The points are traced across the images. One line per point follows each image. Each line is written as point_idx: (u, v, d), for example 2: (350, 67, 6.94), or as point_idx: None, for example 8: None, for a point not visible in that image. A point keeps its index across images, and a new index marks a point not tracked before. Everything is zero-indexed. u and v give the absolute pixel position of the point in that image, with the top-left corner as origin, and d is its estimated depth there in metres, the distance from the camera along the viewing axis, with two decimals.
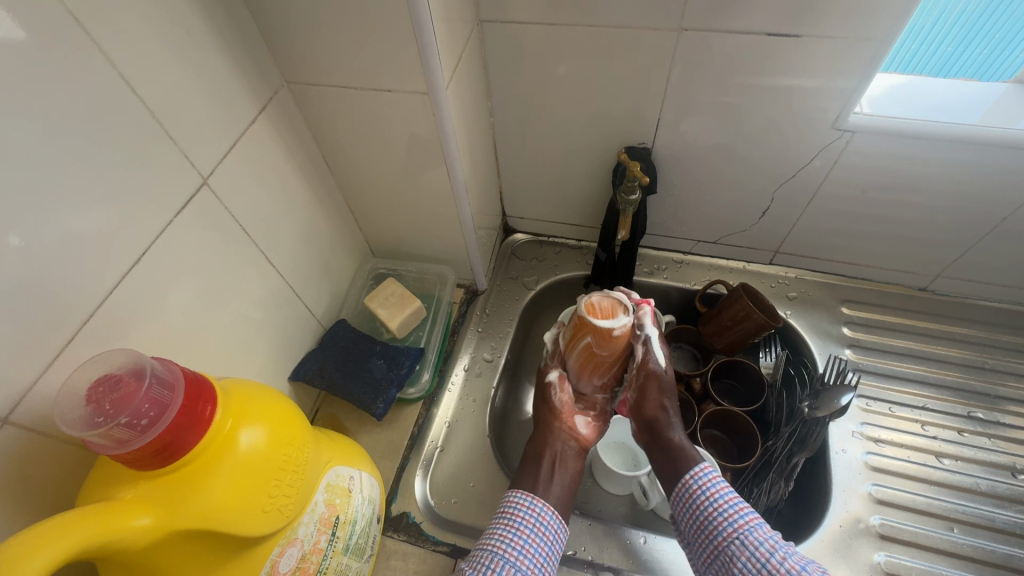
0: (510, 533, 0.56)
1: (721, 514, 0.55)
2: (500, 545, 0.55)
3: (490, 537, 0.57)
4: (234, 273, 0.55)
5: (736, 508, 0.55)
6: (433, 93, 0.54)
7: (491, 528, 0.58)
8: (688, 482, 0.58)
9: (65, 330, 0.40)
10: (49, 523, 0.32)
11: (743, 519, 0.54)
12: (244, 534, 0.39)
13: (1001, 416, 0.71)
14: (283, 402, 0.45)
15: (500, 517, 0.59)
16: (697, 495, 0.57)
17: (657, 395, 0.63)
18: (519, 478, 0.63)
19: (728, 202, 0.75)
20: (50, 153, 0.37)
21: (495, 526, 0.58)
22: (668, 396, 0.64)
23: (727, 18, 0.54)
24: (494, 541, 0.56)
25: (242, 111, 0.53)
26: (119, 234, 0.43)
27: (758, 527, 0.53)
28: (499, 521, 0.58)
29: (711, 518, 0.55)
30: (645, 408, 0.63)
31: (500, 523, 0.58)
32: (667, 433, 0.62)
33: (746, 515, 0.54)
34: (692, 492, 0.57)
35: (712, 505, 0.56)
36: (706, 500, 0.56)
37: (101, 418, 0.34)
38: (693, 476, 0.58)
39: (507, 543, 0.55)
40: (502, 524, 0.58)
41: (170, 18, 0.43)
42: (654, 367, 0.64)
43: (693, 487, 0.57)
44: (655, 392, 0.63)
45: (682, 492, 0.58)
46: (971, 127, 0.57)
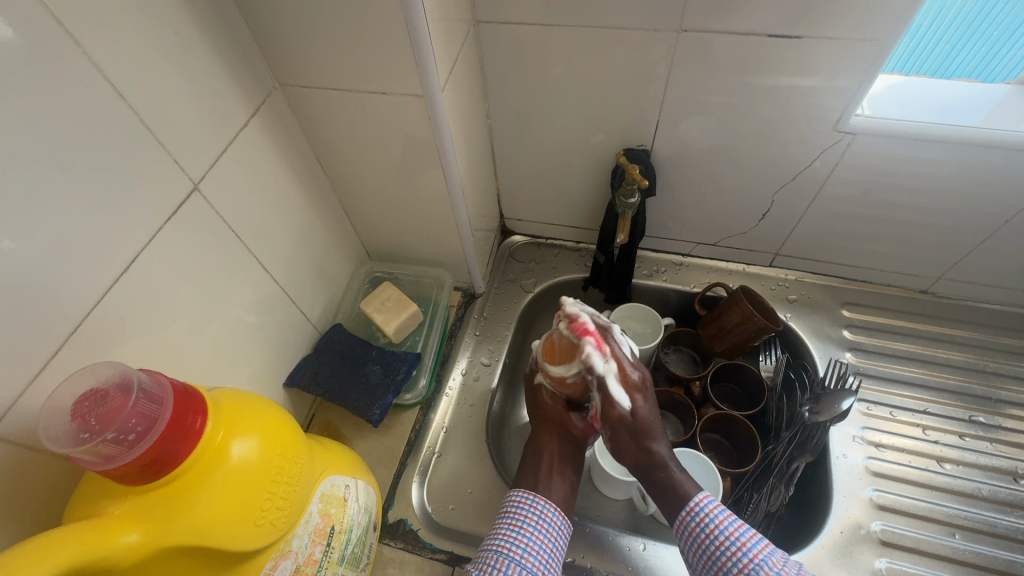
0: (515, 532, 0.56)
1: (725, 552, 0.54)
2: (505, 544, 0.55)
3: (495, 538, 0.56)
4: (227, 279, 0.54)
5: (739, 542, 0.54)
6: (429, 95, 0.53)
7: (495, 528, 0.58)
8: (687, 519, 0.57)
9: (52, 340, 0.39)
10: (37, 541, 0.31)
11: (747, 555, 0.53)
12: (236, 548, 0.38)
13: (1002, 420, 0.71)
14: (276, 411, 0.44)
15: (503, 516, 0.59)
16: (698, 532, 0.56)
17: (636, 437, 0.60)
18: (520, 477, 0.63)
19: (728, 204, 0.74)
20: (36, 159, 0.36)
21: (499, 526, 0.58)
22: (651, 432, 0.61)
23: (728, 18, 0.53)
24: (499, 542, 0.55)
25: (234, 114, 0.52)
26: (109, 242, 0.42)
27: (764, 563, 0.52)
28: (503, 521, 0.58)
29: (716, 557, 0.54)
30: (627, 450, 0.61)
31: (503, 524, 0.58)
32: (659, 470, 0.60)
33: (750, 550, 0.53)
34: (692, 528, 0.56)
35: (714, 543, 0.54)
36: (708, 536, 0.55)
37: (87, 435, 0.34)
38: (692, 511, 0.57)
39: (511, 543, 0.55)
40: (505, 525, 0.57)
41: (159, 19, 0.42)
42: (618, 418, 0.60)
43: (692, 523, 0.56)
44: (635, 434, 0.61)
45: (683, 527, 0.57)
46: (975, 129, 0.57)
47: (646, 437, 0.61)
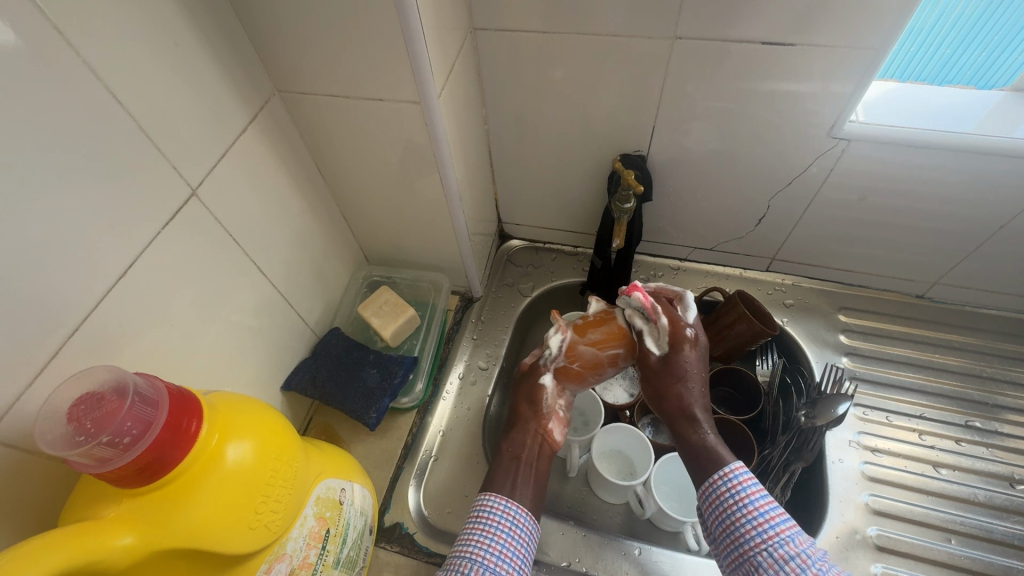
0: (476, 541, 0.55)
1: (750, 521, 0.53)
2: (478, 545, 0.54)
3: (465, 546, 0.55)
4: (224, 283, 0.55)
5: (766, 515, 0.53)
6: (426, 102, 0.54)
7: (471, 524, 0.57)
8: (717, 483, 0.56)
9: (49, 344, 0.39)
10: (36, 541, 0.31)
11: (773, 529, 0.52)
12: (229, 550, 0.38)
13: (998, 425, 0.71)
14: (270, 414, 0.45)
15: (472, 523, 0.57)
16: (727, 497, 0.55)
17: (683, 382, 0.62)
18: (493, 480, 0.60)
19: (724, 209, 0.74)
20: (36, 164, 0.37)
21: (469, 534, 0.56)
22: (693, 380, 0.62)
23: (721, 25, 0.54)
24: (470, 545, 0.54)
25: (232, 120, 0.52)
26: (107, 247, 0.42)
27: (790, 539, 0.51)
28: (473, 530, 0.56)
29: (739, 525, 0.53)
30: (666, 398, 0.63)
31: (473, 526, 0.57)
32: (695, 431, 0.60)
33: (777, 524, 0.52)
34: (721, 494, 0.55)
35: (741, 511, 0.54)
36: (736, 504, 0.54)
37: (82, 438, 0.34)
38: (723, 477, 0.56)
39: (484, 549, 0.54)
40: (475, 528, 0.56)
41: (158, 27, 0.43)
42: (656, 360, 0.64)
43: (722, 488, 0.56)
44: (676, 377, 0.62)
45: (710, 491, 0.56)
46: (968, 135, 0.57)
47: (688, 380, 0.62)
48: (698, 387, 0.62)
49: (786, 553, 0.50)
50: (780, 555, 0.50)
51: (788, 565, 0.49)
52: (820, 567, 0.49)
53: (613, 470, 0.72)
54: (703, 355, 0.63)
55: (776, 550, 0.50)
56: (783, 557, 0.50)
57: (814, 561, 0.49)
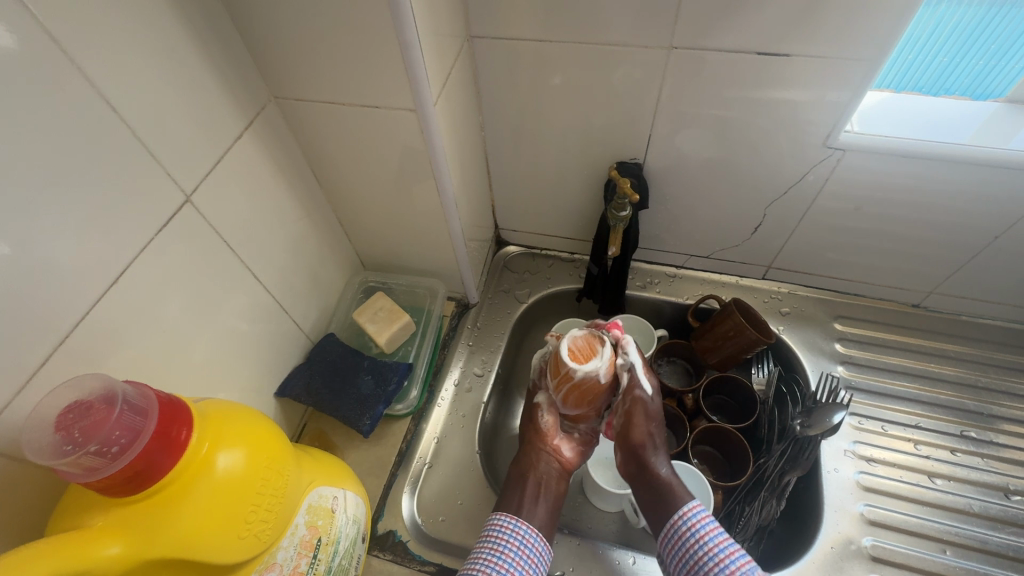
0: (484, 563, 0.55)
1: (712, 558, 0.53)
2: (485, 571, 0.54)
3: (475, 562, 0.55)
4: (219, 288, 0.54)
5: (720, 558, 0.53)
6: (422, 109, 0.54)
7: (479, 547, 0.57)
8: (677, 523, 0.56)
9: (40, 350, 0.39)
10: (22, 552, 0.31)
11: (735, 565, 0.52)
12: (218, 561, 0.38)
13: (994, 435, 0.71)
14: (261, 421, 0.44)
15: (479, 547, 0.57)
16: (688, 537, 0.55)
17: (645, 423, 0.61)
18: (503, 498, 0.61)
19: (721, 217, 0.75)
20: (28, 170, 0.37)
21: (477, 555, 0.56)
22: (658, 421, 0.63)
23: (717, 35, 0.54)
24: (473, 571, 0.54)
25: (228, 125, 0.52)
26: (98, 253, 0.42)
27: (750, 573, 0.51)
28: (482, 549, 0.56)
29: (702, 563, 0.53)
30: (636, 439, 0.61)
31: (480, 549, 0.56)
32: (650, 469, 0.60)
33: (737, 559, 0.52)
34: (681, 532, 0.56)
35: (702, 549, 0.54)
36: (697, 543, 0.54)
37: (70, 447, 0.34)
38: (682, 517, 0.56)
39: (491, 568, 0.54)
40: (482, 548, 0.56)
41: (154, 34, 0.43)
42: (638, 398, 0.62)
43: (682, 528, 0.56)
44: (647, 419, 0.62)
45: (670, 532, 0.56)
46: (963, 145, 0.57)
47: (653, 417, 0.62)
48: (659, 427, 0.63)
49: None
50: None
51: None
52: None
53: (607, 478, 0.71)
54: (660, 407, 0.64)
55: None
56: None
57: None
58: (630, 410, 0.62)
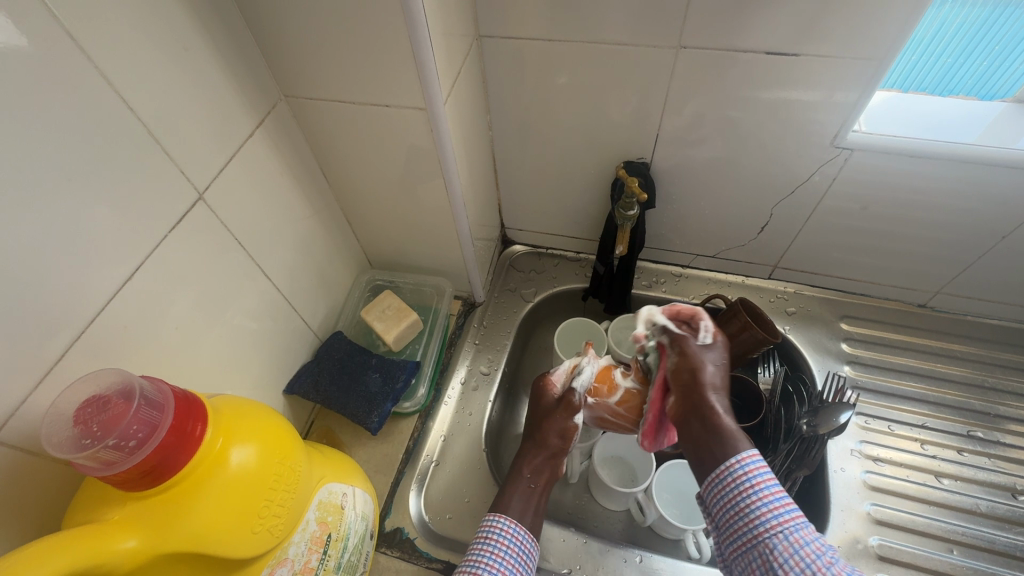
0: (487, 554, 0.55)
1: (763, 505, 0.50)
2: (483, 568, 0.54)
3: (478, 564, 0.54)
4: (230, 285, 0.55)
5: (770, 505, 0.50)
6: (431, 108, 0.54)
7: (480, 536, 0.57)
8: (726, 471, 0.53)
9: (56, 346, 0.39)
10: (39, 544, 0.31)
11: (788, 514, 0.49)
12: (231, 554, 0.38)
13: (1001, 435, 0.71)
14: (274, 418, 0.45)
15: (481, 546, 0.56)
16: (741, 482, 0.52)
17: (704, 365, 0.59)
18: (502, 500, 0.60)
19: (727, 216, 0.75)
20: (44, 167, 0.37)
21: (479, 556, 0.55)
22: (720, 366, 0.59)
23: (725, 35, 0.54)
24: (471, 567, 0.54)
25: (239, 124, 0.53)
26: (112, 251, 0.42)
27: (797, 528, 0.48)
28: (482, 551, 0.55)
29: (746, 513, 0.51)
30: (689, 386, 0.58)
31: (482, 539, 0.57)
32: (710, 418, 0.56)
33: (784, 513, 0.49)
34: (728, 482, 0.53)
35: (747, 499, 0.51)
36: (750, 489, 0.51)
37: (88, 441, 0.34)
38: (740, 461, 0.53)
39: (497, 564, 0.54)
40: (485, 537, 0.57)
41: (168, 33, 0.43)
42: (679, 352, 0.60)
43: (730, 476, 0.53)
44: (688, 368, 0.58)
45: (723, 477, 0.53)
46: (970, 145, 0.57)
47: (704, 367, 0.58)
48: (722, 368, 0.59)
49: (794, 541, 0.48)
50: (786, 544, 0.48)
51: (795, 554, 0.47)
52: (829, 558, 0.46)
53: (615, 477, 0.72)
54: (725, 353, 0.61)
55: (792, 535, 0.48)
56: (798, 542, 0.47)
57: (823, 550, 0.47)
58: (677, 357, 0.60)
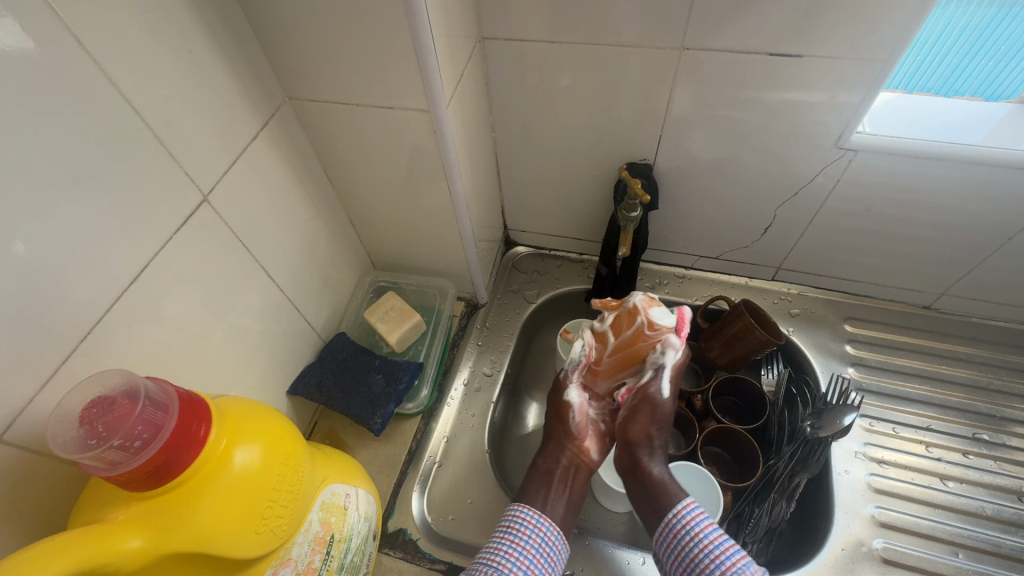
0: (514, 536, 0.56)
1: (706, 554, 0.53)
2: (506, 553, 0.54)
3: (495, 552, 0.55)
4: (233, 287, 0.55)
5: (722, 547, 0.53)
6: (434, 110, 0.54)
7: (506, 518, 0.59)
8: (672, 522, 0.56)
9: (63, 347, 0.40)
10: (44, 545, 0.32)
11: (728, 560, 0.52)
12: (236, 555, 0.39)
13: (1006, 438, 0.70)
14: (278, 419, 0.45)
15: (501, 530, 0.57)
16: (683, 535, 0.55)
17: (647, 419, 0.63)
18: (524, 492, 0.61)
19: (731, 218, 0.75)
20: (51, 170, 0.37)
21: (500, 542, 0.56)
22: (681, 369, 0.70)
23: (729, 36, 0.54)
24: (494, 551, 0.55)
25: (243, 127, 0.53)
26: (118, 253, 0.43)
27: (745, 567, 0.51)
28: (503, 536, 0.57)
29: (698, 560, 0.53)
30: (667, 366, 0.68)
31: (510, 519, 0.58)
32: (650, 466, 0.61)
33: (732, 555, 0.52)
34: (677, 530, 0.56)
35: (696, 546, 0.54)
36: (692, 540, 0.55)
37: (94, 441, 0.34)
38: (677, 514, 0.57)
39: (518, 553, 0.55)
40: (515, 518, 0.58)
41: (173, 37, 0.44)
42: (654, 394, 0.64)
43: (676, 526, 0.56)
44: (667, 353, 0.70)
45: (665, 530, 0.57)
46: (975, 146, 0.57)
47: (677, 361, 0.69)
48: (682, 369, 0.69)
49: None
50: None
51: None
52: None
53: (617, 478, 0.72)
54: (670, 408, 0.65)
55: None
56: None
57: None
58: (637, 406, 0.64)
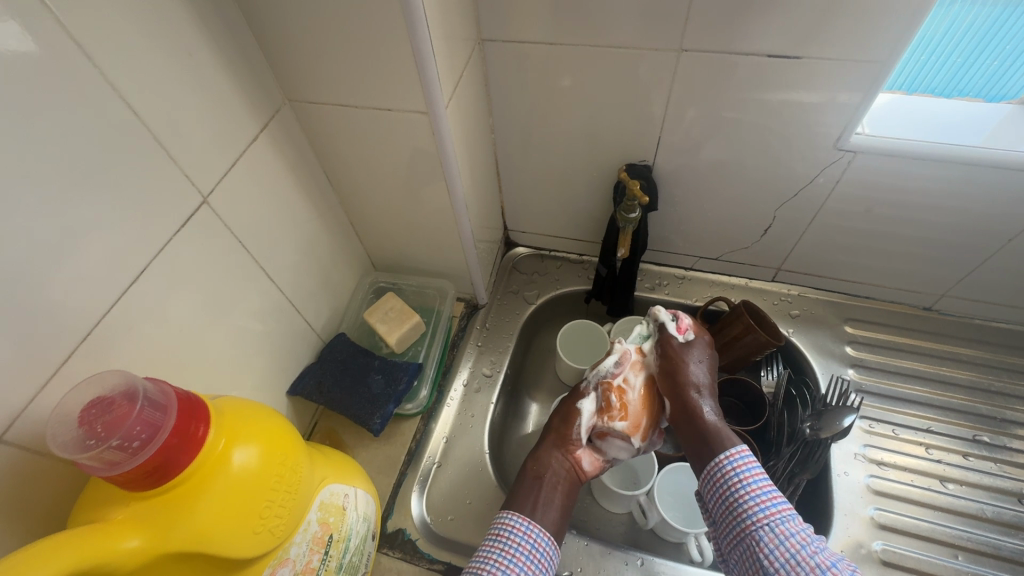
0: (503, 544, 0.54)
1: (751, 498, 0.54)
2: (496, 560, 0.52)
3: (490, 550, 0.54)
4: (233, 288, 0.55)
5: (769, 495, 0.54)
6: (433, 111, 0.54)
7: (497, 526, 0.57)
8: (721, 463, 0.57)
9: (62, 349, 0.40)
10: (43, 545, 0.32)
11: (775, 507, 0.53)
12: (234, 555, 0.39)
13: (1007, 440, 0.70)
14: (276, 419, 0.45)
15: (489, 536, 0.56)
16: (732, 476, 0.56)
17: (678, 362, 0.65)
18: (513, 500, 0.59)
19: (730, 219, 0.74)
20: (52, 173, 0.38)
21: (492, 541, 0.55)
22: (706, 363, 0.65)
23: (728, 37, 0.54)
24: (483, 560, 0.53)
25: (243, 129, 0.53)
26: (118, 255, 0.43)
27: (789, 517, 0.52)
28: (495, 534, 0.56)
29: (741, 502, 0.54)
30: (677, 372, 0.64)
31: (500, 526, 0.56)
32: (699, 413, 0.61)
33: (778, 503, 0.53)
34: (725, 471, 0.56)
35: (742, 488, 0.55)
36: (738, 482, 0.55)
37: (93, 441, 0.35)
38: (728, 457, 0.57)
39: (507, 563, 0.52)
40: (504, 527, 0.56)
41: (174, 40, 0.44)
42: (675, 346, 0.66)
43: (726, 467, 0.57)
44: (689, 357, 0.65)
45: (714, 471, 0.57)
46: (974, 148, 0.57)
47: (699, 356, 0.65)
48: (705, 368, 0.65)
49: (786, 529, 0.51)
50: (781, 530, 0.51)
51: (789, 540, 0.50)
52: (820, 546, 0.49)
53: (614, 479, 0.71)
54: (710, 357, 0.66)
55: (777, 527, 0.51)
56: (783, 534, 0.50)
57: (813, 539, 0.50)
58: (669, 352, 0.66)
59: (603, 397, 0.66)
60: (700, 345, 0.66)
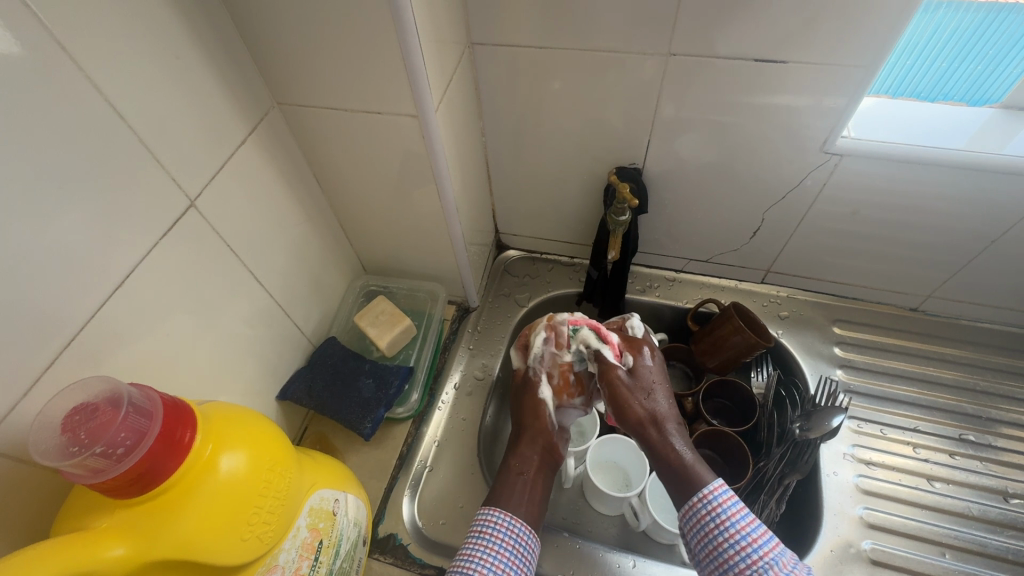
0: (486, 541, 0.52)
1: (732, 545, 0.50)
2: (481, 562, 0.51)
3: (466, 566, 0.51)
4: (221, 291, 0.55)
5: (750, 538, 0.50)
6: (423, 114, 0.54)
7: (477, 522, 0.55)
8: (697, 506, 0.53)
9: (43, 356, 0.39)
10: (28, 553, 0.32)
11: (758, 553, 0.49)
12: (219, 563, 0.38)
13: (993, 438, 0.71)
14: (264, 425, 0.45)
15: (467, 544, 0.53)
16: (709, 521, 0.52)
17: (638, 394, 0.60)
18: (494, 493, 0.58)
19: (720, 221, 0.75)
20: (36, 177, 0.37)
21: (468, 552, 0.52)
22: (662, 392, 0.61)
23: (716, 42, 0.55)
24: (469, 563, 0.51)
25: (231, 132, 0.53)
26: (104, 258, 0.43)
27: (775, 562, 0.48)
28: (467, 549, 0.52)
29: (722, 550, 0.50)
30: (631, 415, 0.60)
31: (481, 524, 0.54)
32: (668, 447, 0.57)
33: (761, 547, 0.49)
34: (701, 516, 0.52)
35: (722, 534, 0.51)
36: (718, 528, 0.51)
37: (76, 448, 0.34)
38: (703, 499, 0.53)
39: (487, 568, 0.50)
40: (485, 526, 0.54)
41: (161, 43, 0.44)
42: (615, 376, 0.61)
43: (702, 510, 0.52)
44: (638, 394, 0.60)
45: (690, 514, 0.53)
46: (958, 151, 0.58)
47: (656, 388, 0.61)
48: (665, 399, 0.60)
49: None
50: None
51: None
52: None
53: (608, 481, 0.72)
54: (663, 377, 0.62)
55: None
56: None
57: None
58: (620, 389, 0.61)
59: (562, 375, 0.65)
60: (643, 366, 0.62)
